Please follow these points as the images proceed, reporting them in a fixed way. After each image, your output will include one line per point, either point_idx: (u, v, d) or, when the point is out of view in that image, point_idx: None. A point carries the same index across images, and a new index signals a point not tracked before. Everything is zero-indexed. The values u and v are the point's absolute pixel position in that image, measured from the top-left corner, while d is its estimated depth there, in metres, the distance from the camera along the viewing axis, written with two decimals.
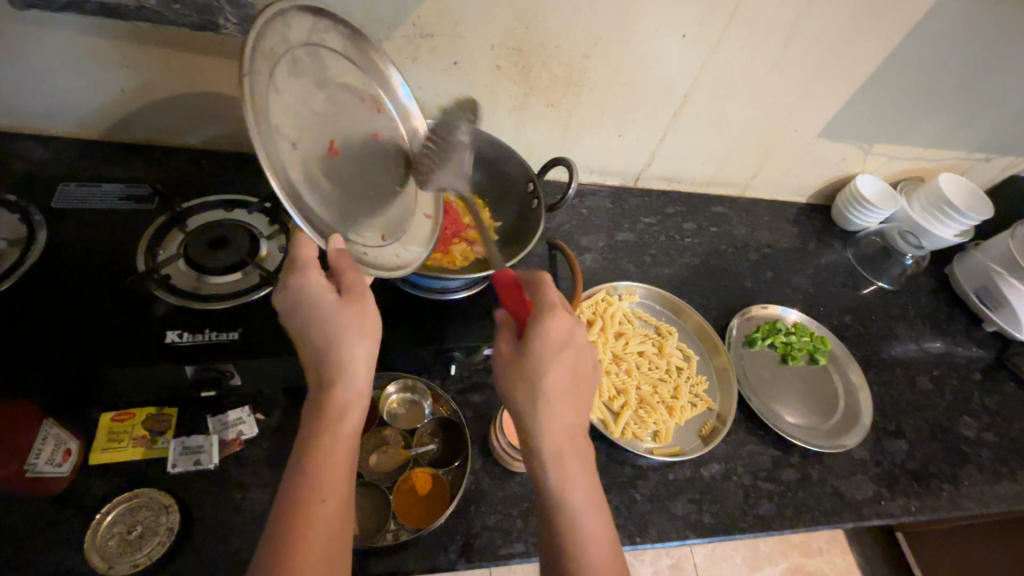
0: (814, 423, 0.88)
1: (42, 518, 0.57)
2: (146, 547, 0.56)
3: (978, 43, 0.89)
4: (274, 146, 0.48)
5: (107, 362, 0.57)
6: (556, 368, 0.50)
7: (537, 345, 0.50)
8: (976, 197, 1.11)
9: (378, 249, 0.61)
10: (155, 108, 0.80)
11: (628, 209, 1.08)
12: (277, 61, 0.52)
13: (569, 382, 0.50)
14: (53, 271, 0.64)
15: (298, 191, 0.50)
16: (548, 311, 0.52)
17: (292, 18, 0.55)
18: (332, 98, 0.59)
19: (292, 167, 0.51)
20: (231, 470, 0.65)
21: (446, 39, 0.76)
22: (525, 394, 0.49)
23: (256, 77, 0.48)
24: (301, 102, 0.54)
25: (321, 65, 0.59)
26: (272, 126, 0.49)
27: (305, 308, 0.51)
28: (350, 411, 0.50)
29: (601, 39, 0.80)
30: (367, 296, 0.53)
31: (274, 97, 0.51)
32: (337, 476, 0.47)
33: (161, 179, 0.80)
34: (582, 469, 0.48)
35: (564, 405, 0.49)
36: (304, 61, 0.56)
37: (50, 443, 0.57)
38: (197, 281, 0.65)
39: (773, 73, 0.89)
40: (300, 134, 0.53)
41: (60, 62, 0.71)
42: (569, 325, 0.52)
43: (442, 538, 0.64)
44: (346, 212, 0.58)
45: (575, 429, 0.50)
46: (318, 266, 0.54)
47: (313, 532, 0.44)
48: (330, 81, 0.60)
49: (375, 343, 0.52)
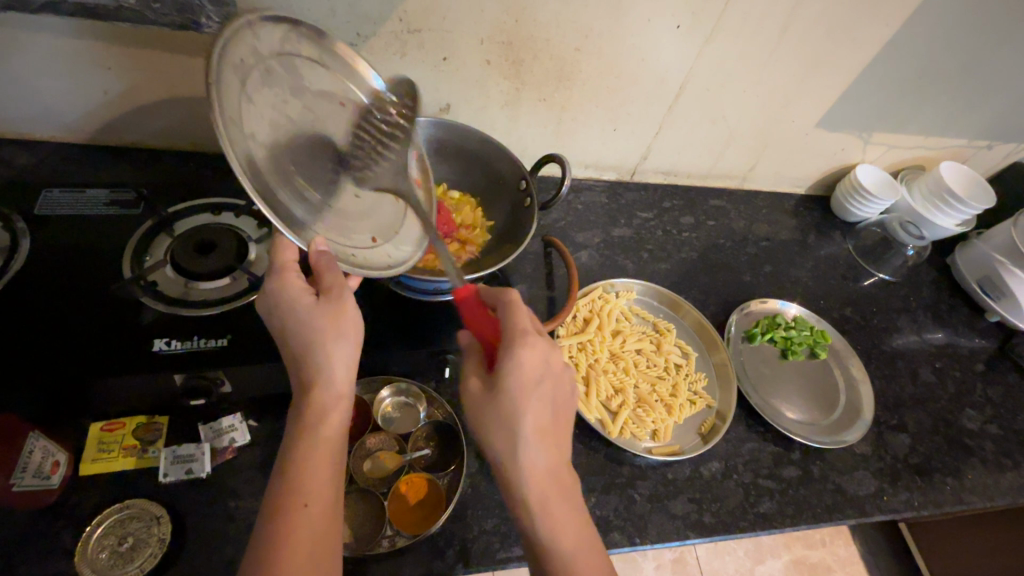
0: (815, 418, 0.87)
1: (32, 531, 0.57)
2: (137, 559, 0.55)
3: (979, 28, 0.87)
4: (253, 162, 0.47)
5: (93, 372, 0.56)
6: (532, 401, 0.49)
7: (511, 384, 0.49)
8: (977, 185, 1.10)
9: (368, 252, 0.60)
10: (140, 111, 0.78)
11: (624, 203, 1.07)
12: (248, 73, 0.49)
13: (549, 417, 0.49)
14: (37, 281, 0.62)
15: (279, 205, 0.50)
16: (517, 342, 0.50)
17: (261, 29, 0.52)
18: (311, 105, 0.57)
19: (272, 180, 0.50)
20: (223, 478, 0.64)
21: (434, 34, 0.75)
22: (504, 434, 0.48)
23: (226, 93, 0.46)
24: (276, 113, 0.53)
25: (296, 73, 0.56)
26: (248, 139, 0.48)
27: (283, 312, 0.51)
28: (331, 414, 0.49)
29: (593, 31, 0.78)
30: (346, 297, 0.52)
31: (249, 112, 0.49)
32: (320, 479, 0.47)
33: (148, 183, 0.79)
34: (562, 496, 0.48)
35: (539, 437, 0.49)
36: (277, 71, 0.54)
37: (37, 454, 0.56)
38: (185, 286, 0.64)
39: (769, 62, 0.87)
40: (278, 145, 0.52)
41: (40, 66, 0.69)
42: (542, 352, 0.50)
43: (438, 544, 0.63)
44: (334, 220, 0.57)
45: (553, 458, 0.49)
46: (296, 269, 0.53)
47: (297, 536, 0.44)
48: (307, 89, 0.57)
49: (355, 343, 0.52)
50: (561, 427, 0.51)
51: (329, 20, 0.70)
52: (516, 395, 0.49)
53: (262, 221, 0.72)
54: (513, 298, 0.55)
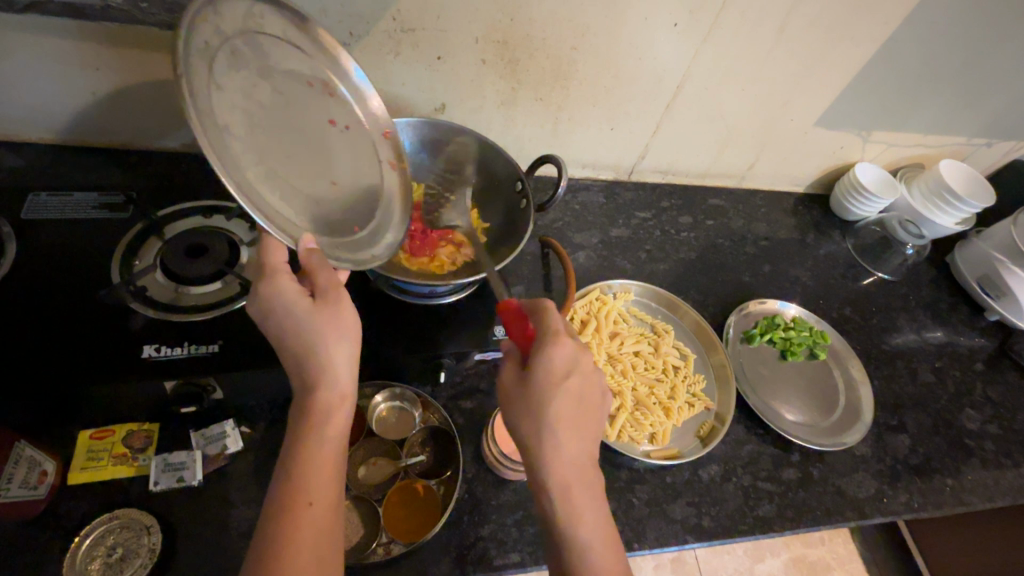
0: (815, 420, 0.87)
1: (19, 542, 0.56)
2: (127, 569, 0.54)
3: (979, 25, 0.86)
4: (224, 150, 0.47)
5: (80, 380, 0.55)
6: (561, 396, 0.48)
7: (541, 378, 0.49)
8: (977, 184, 1.09)
9: (349, 238, 0.59)
10: (129, 111, 0.77)
11: (622, 203, 1.06)
12: (214, 57, 0.48)
13: (577, 413, 0.49)
14: (24, 285, 0.61)
15: (255, 191, 0.49)
16: (550, 340, 0.50)
17: (223, 6, 0.50)
18: (281, 88, 0.56)
19: (246, 167, 0.49)
20: (215, 486, 0.63)
21: (427, 33, 0.73)
22: (532, 425, 0.48)
23: (192, 80, 0.45)
24: (246, 98, 0.52)
25: (264, 53, 0.54)
26: (217, 126, 0.47)
27: (280, 314, 0.49)
28: (334, 413, 0.48)
29: (589, 29, 0.77)
30: (344, 296, 0.51)
31: (216, 96, 0.48)
32: (325, 478, 0.46)
33: (137, 185, 0.77)
34: (588, 497, 0.47)
35: (568, 436, 0.48)
36: (243, 51, 0.52)
37: (22, 466, 0.55)
38: (175, 292, 0.63)
39: (768, 60, 0.86)
40: (248, 128, 0.51)
41: (26, 66, 0.68)
42: (575, 351, 0.50)
43: (434, 551, 0.63)
44: (312, 206, 0.56)
45: (581, 459, 0.48)
46: (288, 272, 0.51)
47: (303, 536, 0.43)
48: (276, 71, 0.55)
49: (355, 342, 0.51)
50: (591, 428, 0.50)
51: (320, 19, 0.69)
52: (548, 392, 0.48)
53: (252, 224, 0.70)
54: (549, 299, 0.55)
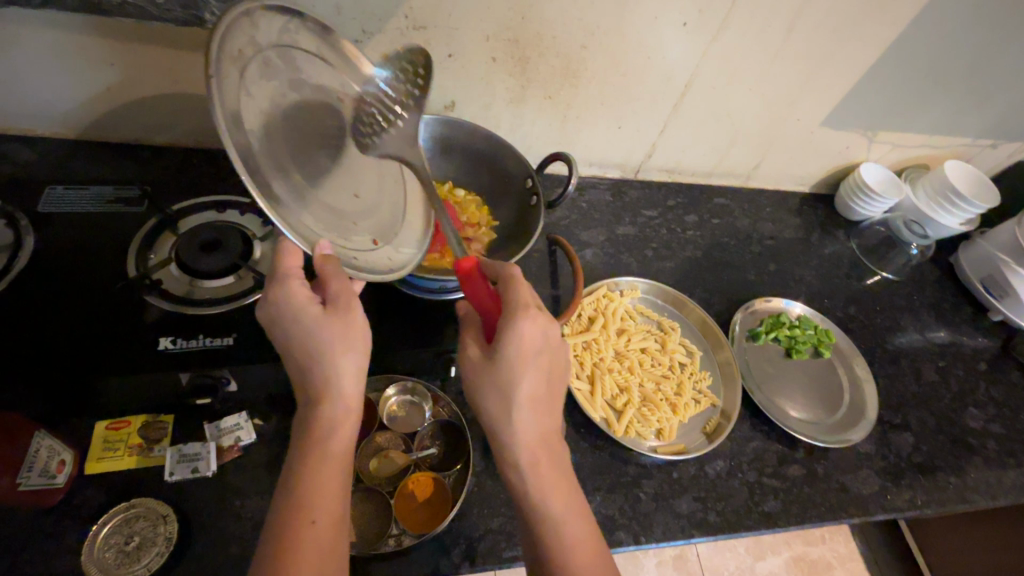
0: (820, 417, 0.88)
1: (39, 530, 0.57)
2: (144, 557, 0.55)
3: (984, 28, 0.87)
4: (251, 158, 0.46)
5: (99, 371, 0.56)
6: (527, 372, 0.48)
7: (506, 354, 0.48)
8: (982, 184, 1.10)
9: (369, 254, 0.59)
10: (143, 107, 0.78)
11: (629, 202, 1.06)
12: (247, 66, 0.48)
13: (543, 387, 0.49)
14: (41, 277, 0.62)
15: (279, 203, 0.48)
16: (515, 314, 0.49)
17: (260, 19, 0.50)
18: (309, 101, 0.56)
19: (270, 177, 0.48)
20: (229, 476, 0.64)
21: (439, 31, 0.74)
22: (497, 401, 0.48)
23: (225, 86, 0.44)
24: (274, 108, 0.51)
25: (293, 65, 0.54)
26: (245, 134, 0.46)
27: (288, 322, 0.50)
28: (340, 427, 0.49)
29: (599, 29, 0.78)
30: (354, 304, 0.51)
31: (247, 104, 0.47)
32: (328, 495, 0.46)
33: (151, 179, 0.78)
34: (555, 467, 0.49)
35: (534, 411, 0.49)
36: (275, 64, 0.52)
37: (43, 454, 0.57)
38: (190, 285, 0.63)
39: (774, 61, 0.87)
40: (274, 138, 0.50)
41: (43, 61, 0.69)
42: (542, 325, 0.49)
43: (444, 543, 0.63)
44: (331, 219, 0.56)
45: (549, 431, 0.50)
46: (300, 276, 0.52)
47: (306, 555, 0.43)
48: (305, 83, 0.55)
49: (363, 354, 0.51)
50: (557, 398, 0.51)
51: (334, 17, 0.69)
52: (516, 366, 0.48)
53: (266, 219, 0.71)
54: (512, 266, 0.54)
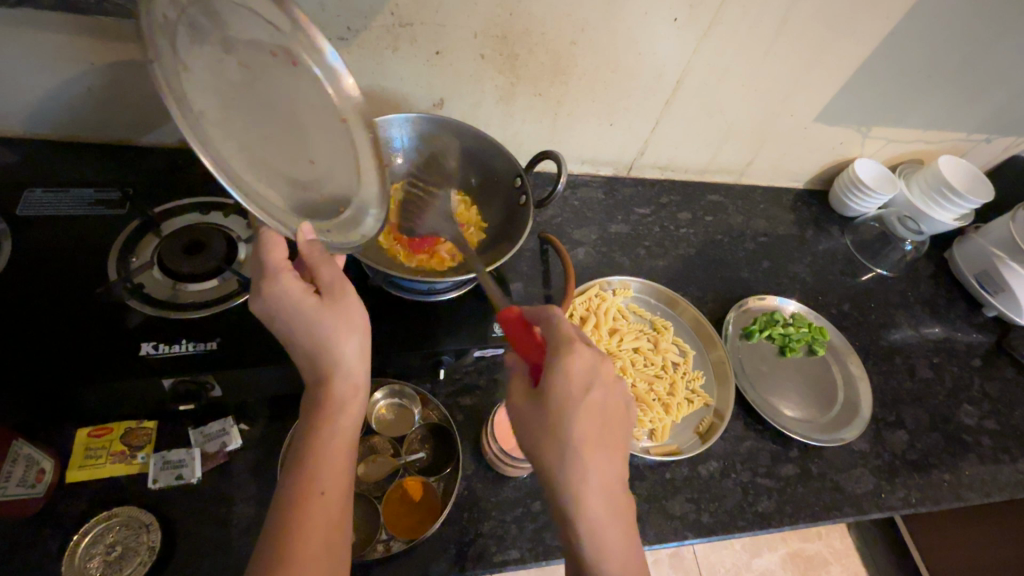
0: (813, 415, 0.87)
1: (17, 541, 0.55)
2: (127, 567, 0.54)
3: (979, 22, 0.86)
4: (200, 130, 0.46)
5: (77, 378, 0.55)
6: (581, 414, 0.46)
7: (557, 398, 0.46)
8: (976, 179, 1.09)
9: (335, 222, 0.59)
10: (125, 108, 0.76)
11: (621, 200, 1.05)
12: (175, 34, 0.47)
13: (600, 430, 0.46)
14: (19, 283, 0.61)
15: (240, 178, 0.48)
16: (565, 354, 0.47)
17: None
18: (247, 62, 0.52)
19: (225, 151, 0.48)
20: (215, 483, 0.63)
21: (425, 27, 0.73)
22: (553, 449, 0.46)
23: (162, 62, 0.44)
24: (216, 76, 0.50)
25: (224, 23, 0.50)
26: (190, 109, 0.46)
27: (286, 314, 0.49)
28: (347, 407, 0.49)
29: (589, 24, 0.76)
30: (349, 289, 0.51)
31: (187, 77, 0.47)
32: (336, 470, 0.47)
33: (134, 181, 0.77)
34: (616, 518, 0.46)
35: (594, 459, 0.46)
36: (204, 24, 0.49)
37: (21, 464, 0.55)
38: (173, 289, 0.62)
39: (767, 56, 0.86)
40: (222, 108, 0.49)
41: (19, 62, 0.67)
42: (591, 361, 0.47)
43: (433, 549, 0.63)
44: (292, 189, 0.55)
45: (613, 486, 0.46)
46: (292, 268, 0.50)
47: (312, 526, 0.44)
48: (239, 43, 0.51)
49: (365, 335, 0.51)
50: (618, 443, 0.48)
51: (317, 14, 0.68)
52: (570, 409, 0.46)
53: (251, 220, 0.70)
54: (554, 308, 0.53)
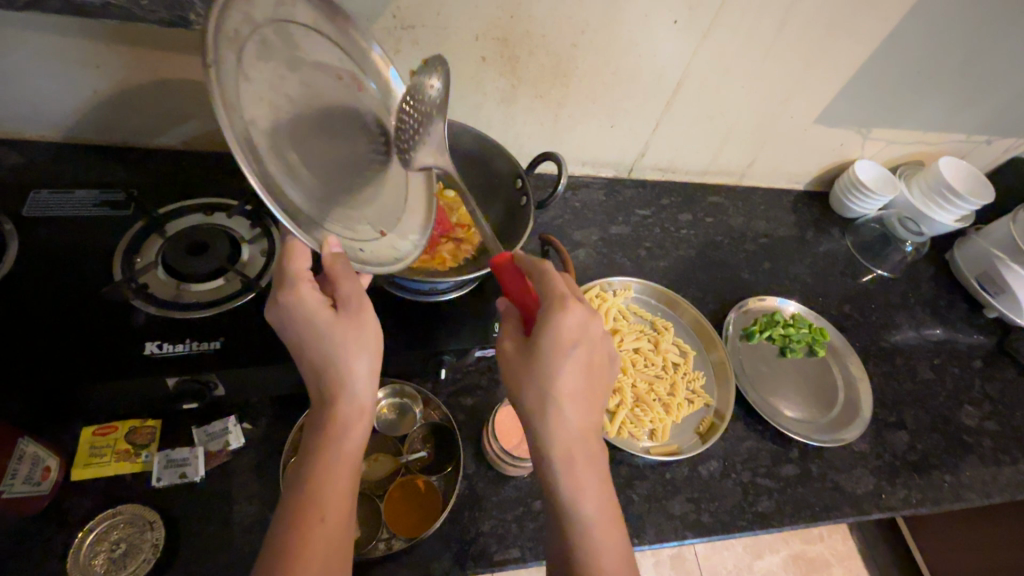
0: (814, 416, 0.87)
1: (22, 538, 0.56)
2: (130, 564, 0.55)
3: (978, 23, 0.86)
4: (252, 143, 0.44)
5: (81, 377, 0.55)
6: (565, 362, 0.47)
7: (545, 344, 0.47)
8: (976, 180, 1.09)
9: (374, 244, 0.58)
10: (130, 110, 0.77)
11: (622, 201, 1.06)
12: (244, 46, 0.46)
13: (582, 382, 0.47)
14: (25, 282, 0.61)
15: (279, 185, 0.46)
16: (555, 303, 0.48)
17: None
18: (308, 81, 0.54)
19: (273, 164, 0.46)
20: (217, 481, 0.63)
21: (428, 30, 0.73)
22: (535, 392, 0.47)
23: (223, 69, 0.43)
24: (278, 93, 0.49)
25: (294, 45, 0.53)
26: (245, 117, 0.44)
27: (299, 326, 0.49)
28: (354, 425, 0.50)
29: (588, 27, 0.77)
30: (365, 305, 0.51)
31: (246, 87, 0.46)
32: (340, 487, 0.47)
33: (138, 183, 0.78)
34: (592, 475, 0.46)
35: (575, 407, 0.47)
36: (274, 42, 0.51)
37: (26, 462, 0.55)
38: (177, 289, 0.63)
39: (766, 58, 0.86)
40: (279, 126, 0.48)
41: (26, 65, 0.68)
42: (580, 316, 0.48)
43: (434, 547, 0.63)
44: (331, 206, 0.53)
45: (588, 433, 0.47)
46: (310, 278, 0.50)
47: (314, 546, 0.44)
48: (303, 62, 0.54)
49: (376, 355, 0.51)
50: (598, 395, 0.49)
51: None
52: (553, 354, 0.47)
53: (254, 221, 0.71)
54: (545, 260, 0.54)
